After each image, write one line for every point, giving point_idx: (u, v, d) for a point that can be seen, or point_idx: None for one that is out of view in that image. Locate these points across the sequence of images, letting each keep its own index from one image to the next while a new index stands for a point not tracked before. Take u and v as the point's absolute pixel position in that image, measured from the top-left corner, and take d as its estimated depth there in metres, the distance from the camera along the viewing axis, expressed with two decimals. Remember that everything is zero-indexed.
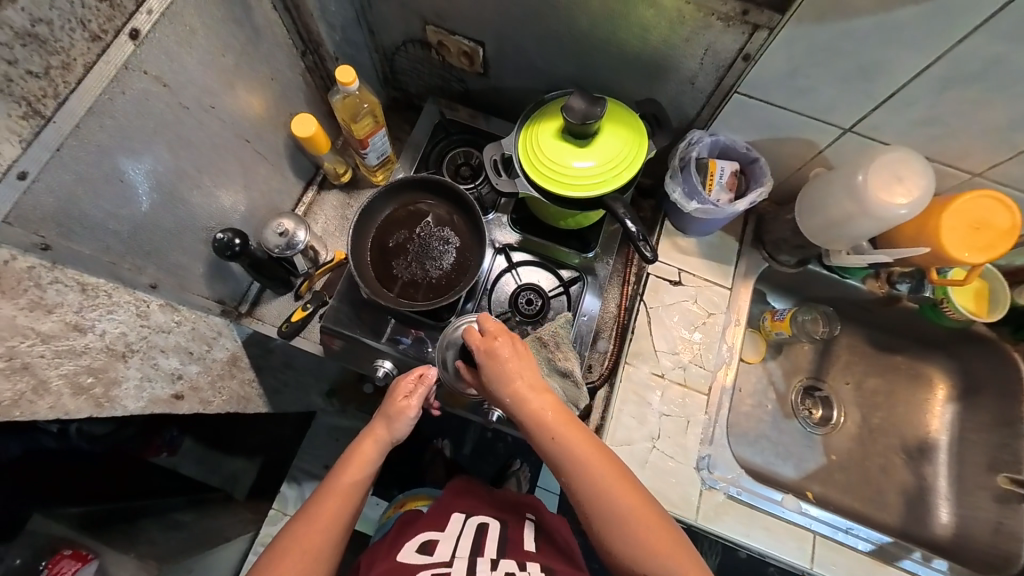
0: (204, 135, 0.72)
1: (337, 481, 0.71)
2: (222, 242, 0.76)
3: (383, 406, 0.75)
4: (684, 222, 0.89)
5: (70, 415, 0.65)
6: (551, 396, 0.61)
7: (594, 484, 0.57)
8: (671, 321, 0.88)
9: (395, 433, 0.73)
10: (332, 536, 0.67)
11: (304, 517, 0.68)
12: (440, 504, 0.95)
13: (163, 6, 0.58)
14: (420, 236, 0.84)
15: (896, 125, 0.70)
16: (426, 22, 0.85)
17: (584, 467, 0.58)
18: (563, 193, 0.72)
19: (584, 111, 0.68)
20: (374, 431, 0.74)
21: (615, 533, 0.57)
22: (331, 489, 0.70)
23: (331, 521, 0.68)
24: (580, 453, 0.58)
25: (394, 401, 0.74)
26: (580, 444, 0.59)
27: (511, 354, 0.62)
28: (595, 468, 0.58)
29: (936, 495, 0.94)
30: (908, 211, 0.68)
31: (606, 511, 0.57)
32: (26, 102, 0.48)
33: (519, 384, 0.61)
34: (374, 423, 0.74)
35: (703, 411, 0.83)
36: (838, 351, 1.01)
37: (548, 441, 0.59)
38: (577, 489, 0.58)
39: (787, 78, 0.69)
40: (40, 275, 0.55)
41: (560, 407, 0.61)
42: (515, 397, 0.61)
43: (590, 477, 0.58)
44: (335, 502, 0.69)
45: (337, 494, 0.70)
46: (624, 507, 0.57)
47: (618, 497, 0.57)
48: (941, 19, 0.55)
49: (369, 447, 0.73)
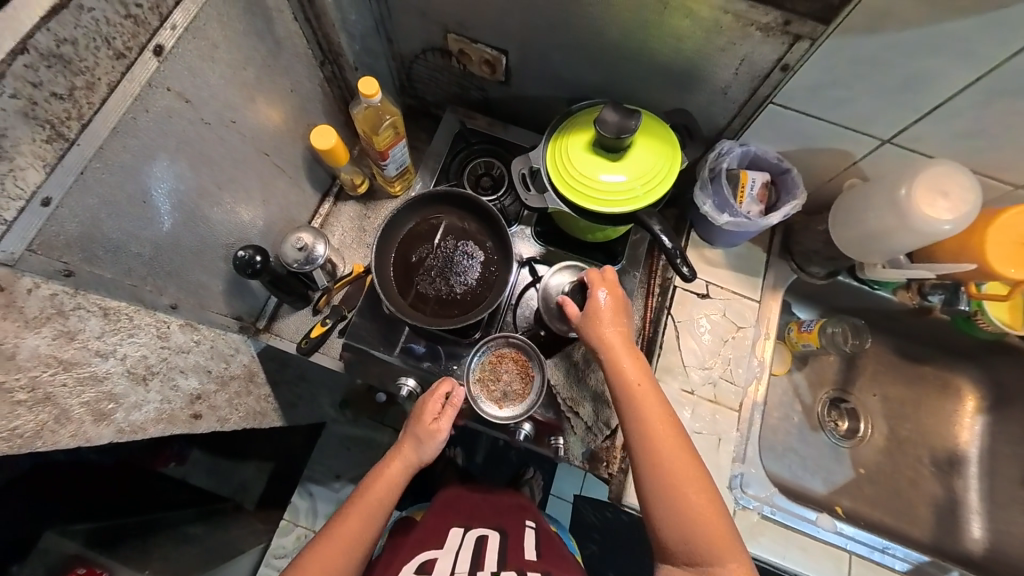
0: (224, 150, 0.70)
1: (359, 503, 0.68)
2: (243, 259, 0.75)
3: (409, 425, 0.73)
4: (711, 233, 0.87)
5: (93, 442, 0.63)
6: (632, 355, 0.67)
7: (663, 445, 0.61)
8: (701, 335, 0.86)
9: (420, 455, 0.71)
10: (351, 559, 0.64)
11: (324, 538, 0.66)
12: (431, 523, 0.91)
13: (186, 20, 0.56)
14: (444, 250, 0.82)
15: (938, 137, 0.67)
16: (447, 30, 0.82)
17: (658, 426, 0.62)
18: (594, 208, 0.70)
19: (617, 124, 0.66)
20: (400, 452, 0.72)
21: (668, 495, 0.59)
22: (353, 510, 0.67)
23: (350, 542, 0.65)
24: (648, 408, 0.64)
25: (422, 419, 0.71)
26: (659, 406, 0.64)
27: (612, 313, 0.70)
28: (670, 429, 0.62)
29: (968, 509, 0.92)
30: (952, 227, 0.67)
31: (666, 471, 0.60)
32: (50, 125, 0.46)
33: (605, 333, 0.69)
34: (400, 444, 0.72)
35: (734, 427, 0.81)
36: (864, 361, 0.99)
37: (632, 394, 0.65)
38: (643, 445, 0.62)
39: (827, 89, 0.66)
40: (63, 302, 0.53)
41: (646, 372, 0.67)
42: (608, 349, 0.68)
43: (661, 437, 0.62)
44: (355, 523, 0.66)
45: (358, 515, 0.67)
46: (683, 473, 0.60)
47: (677, 463, 0.60)
48: (997, 32, 0.53)
49: (394, 468, 0.70)
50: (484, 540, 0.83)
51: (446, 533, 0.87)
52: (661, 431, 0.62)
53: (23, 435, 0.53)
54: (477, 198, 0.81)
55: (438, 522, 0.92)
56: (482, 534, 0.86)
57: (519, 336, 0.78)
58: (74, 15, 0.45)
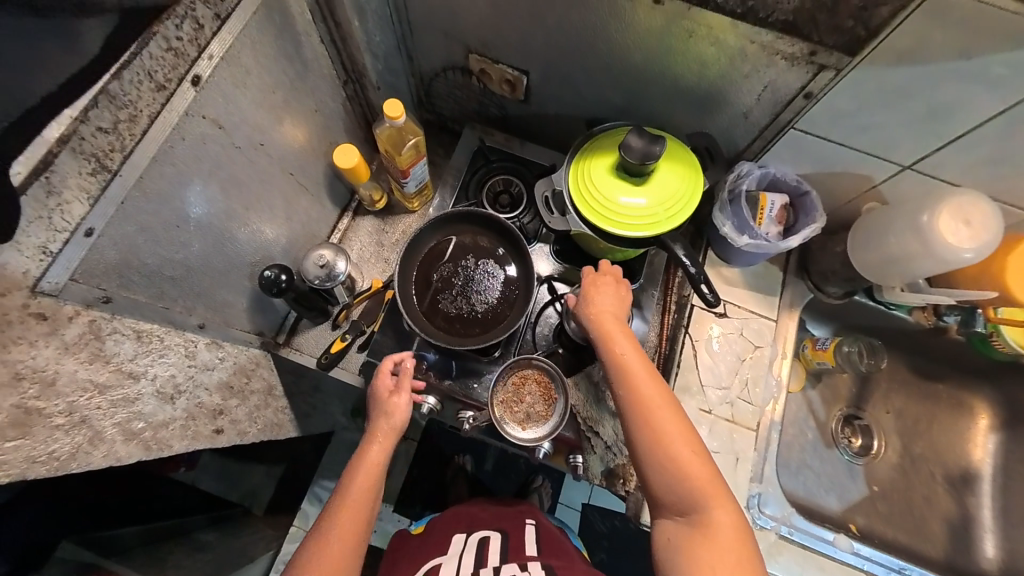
0: (253, 171, 0.71)
1: (349, 486, 0.67)
2: (269, 279, 0.76)
3: (377, 404, 0.73)
4: (729, 252, 0.88)
5: (123, 461, 0.62)
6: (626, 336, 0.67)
7: (654, 415, 0.61)
8: (719, 355, 0.86)
9: (393, 428, 0.71)
10: (354, 542, 0.64)
11: (321, 531, 0.64)
12: (438, 529, 0.94)
13: (222, 49, 0.57)
14: (465, 270, 0.83)
15: (960, 164, 0.68)
16: (470, 50, 0.82)
17: (648, 396, 0.62)
18: (616, 232, 0.71)
19: (642, 150, 0.67)
20: (378, 430, 0.71)
21: (659, 464, 0.60)
22: (344, 494, 0.66)
23: (350, 529, 0.64)
24: (641, 385, 0.63)
25: (383, 396, 0.72)
26: (648, 377, 0.64)
27: (604, 292, 0.72)
28: (659, 398, 0.62)
29: (980, 527, 0.92)
30: (973, 254, 0.69)
31: (658, 440, 0.60)
32: (95, 158, 0.47)
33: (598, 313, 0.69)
34: (377, 420, 0.71)
35: (751, 447, 0.82)
36: (877, 378, 0.99)
37: (621, 366, 0.64)
38: (635, 417, 0.62)
39: (849, 117, 0.67)
40: (101, 327, 0.54)
41: (634, 343, 0.67)
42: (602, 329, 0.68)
43: (652, 406, 0.61)
44: (351, 507, 0.65)
45: (352, 499, 0.66)
46: (675, 440, 0.60)
47: (668, 437, 0.60)
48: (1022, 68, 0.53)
49: (377, 446, 0.70)
50: (485, 547, 0.85)
51: (447, 542, 0.89)
52: (650, 402, 0.62)
53: (59, 458, 0.53)
54: (497, 217, 0.82)
55: (444, 526, 0.94)
56: (483, 538, 0.87)
57: (541, 358, 0.78)
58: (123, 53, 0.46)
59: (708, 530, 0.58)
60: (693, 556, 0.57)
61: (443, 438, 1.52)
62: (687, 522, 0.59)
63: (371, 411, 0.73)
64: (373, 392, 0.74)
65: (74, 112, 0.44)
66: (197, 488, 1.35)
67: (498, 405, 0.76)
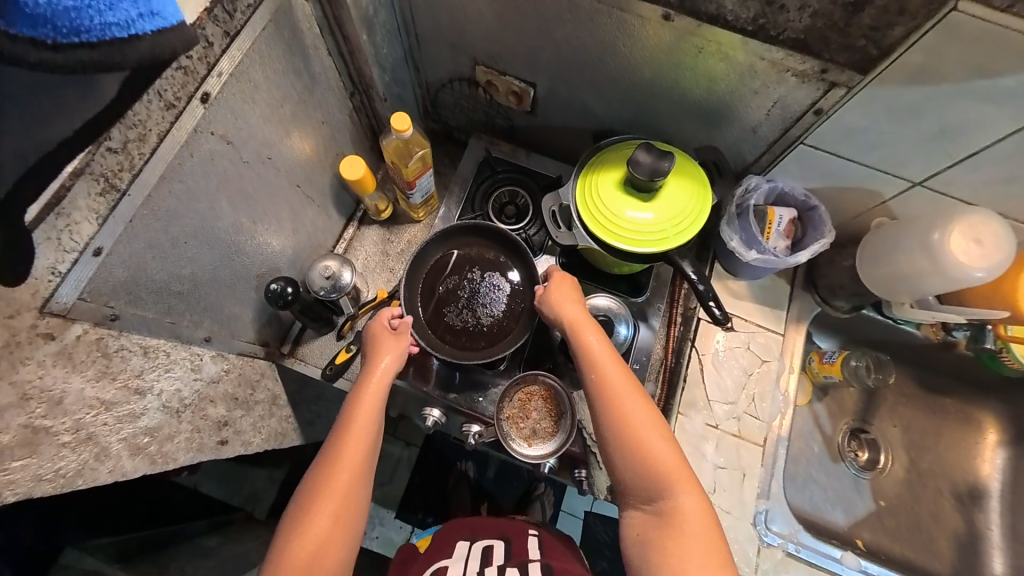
0: (260, 184, 0.71)
1: (349, 424, 0.65)
2: (275, 292, 0.76)
3: (373, 347, 0.72)
4: (737, 266, 0.87)
5: (128, 476, 0.62)
6: (593, 328, 0.68)
7: (622, 402, 0.62)
8: (726, 370, 0.86)
9: (391, 368, 0.69)
10: (360, 476, 0.62)
11: (321, 470, 0.62)
12: (440, 539, 0.94)
13: (231, 66, 0.57)
14: (471, 282, 0.82)
15: (971, 182, 0.67)
16: (477, 62, 0.82)
17: (617, 385, 0.63)
18: (623, 247, 0.71)
19: (651, 166, 0.67)
20: (377, 370, 0.69)
21: (628, 451, 0.60)
22: (344, 433, 0.64)
23: (353, 466, 0.62)
24: (608, 375, 0.64)
25: (382, 338, 0.72)
26: (617, 366, 0.65)
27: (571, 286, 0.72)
28: (626, 386, 0.63)
29: (988, 544, 0.92)
30: (984, 273, 0.68)
31: (626, 428, 0.61)
32: (104, 178, 0.47)
33: (563, 306, 0.70)
34: (375, 361, 0.69)
35: (758, 463, 0.82)
36: (884, 392, 0.98)
37: (590, 356, 0.65)
38: (604, 405, 0.63)
39: (859, 135, 0.67)
40: (108, 345, 0.54)
41: (603, 335, 0.68)
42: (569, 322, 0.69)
43: (620, 394, 0.62)
44: (354, 445, 0.63)
45: (353, 436, 0.64)
46: (644, 427, 0.61)
47: (636, 423, 0.61)
48: None
49: (376, 385, 0.68)
50: (489, 554, 0.86)
51: (451, 548, 0.90)
52: (618, 390, 0.63)
53: (65, 475, 0.53)
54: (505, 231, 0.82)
55: (446, 537, 0.95)
56: (486, 546, 0.88)
57: (547, 376, 0.78)
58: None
59: (676, 518, 0.57)
60: (661, 547, 0.57)
61: (443, 444, 1.52)
62: (654, 510, 0.59)
63: (365, 355, 0.72)
64: (369, 337, 0.73)
65: None
66: (200, 493, 1.35)
67: (505, 421, 0.76)
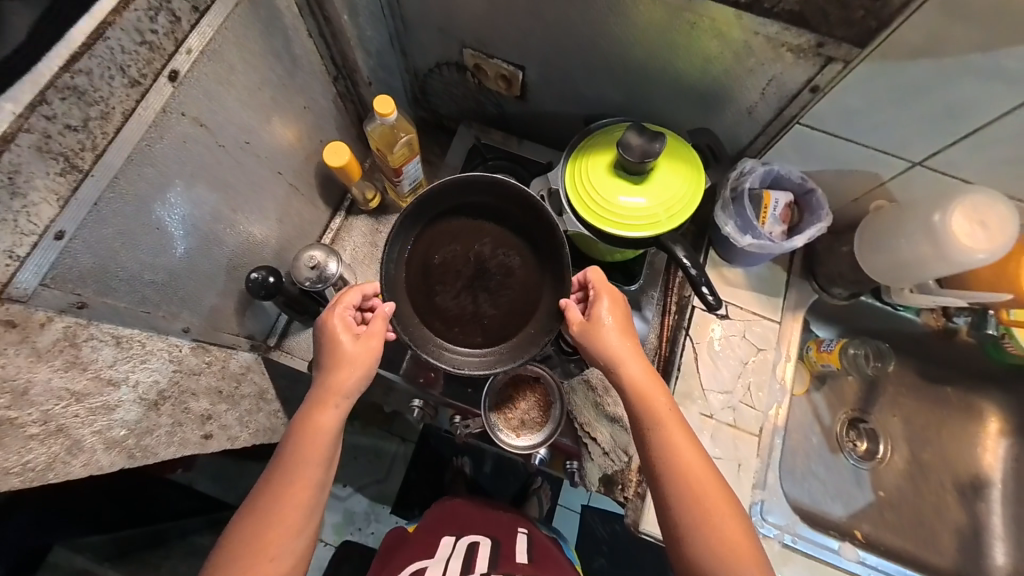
0: (240, 172, 0.69)
1: (303, 442, 0.61)
2: (256, 281, 0.74)
3: (335, 350, 0.65)
4: (732, 254, 0.85)
5: (105, 471, 0.60)
6: (654, 378, 0.62)
7: (685, 464, 0.58)
8: (721, 358, 0.83)
9: (354, 382, 0.64)
10: (312, 492, 0.60)
11: (274, 486, 0.60)
12: (426, 533, 0.95)
13: (202, 43, 0.55)
14: (475, 262, 0.76)
15: (973, 162, 0.65)
16: (464, 46, 0.80)
17: (679, 445, 0.59)
18: (614, 232, 0.68)
19: (642, 147, 0.65)
20: (338, 381, 0.63)
21: (692, 519, 0.57)
22: (300, 459, 0.60)
23: (307, 494, 0.60)
24: (678, 440, 0.59)
25: (345, 339, 0.65)
26: (676, 420, 0.60)
27: (617, 317, 0.66)
28: (689, 445, 0.59)
29: (990, 535, 0.89)
30: (987, 256, 0.66)
31: (695, 497, 0.57)
32: (64, 158, 0.45)
33: (620, 351, 0.63)
34: (339, 375, 0.63)
35: (754, 454, 0.79)
36: (885, 383, 0.96)
37: (649, 409, 0.60)
38: (674, 474, 0.58)
39: (857, 114, 0.64)
40: (76, 334, 0.52)
41: (660, 381, 0.63)
42: (626, 370, 0.62)
43: (682, 456, 0.58)
44: (309, 472, 0.60)
45: (309, 458, 0.60)
46: (715, 498, 0.57)
47: (707, 493, 0.57)
48: None
49: (337, 403, 0.63)
50: (473, 552, 0.85)
51: (436, 545, 0.90)
52: (681, 449, 0.59)
53: (35, 469, 0.51)
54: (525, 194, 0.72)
55: (433, 531, 0.96)
56: (471, 545, 0.88)
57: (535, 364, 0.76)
58: (80, 48, 0.43)
59: None
60: None
61: (439, 440, 1.50)
62: None
63: (327, 358, 0.65)
64: (327, 334, 0.66)
65: (19, 108, 0.41)
66: (194, 491, 1.31)
67: (493, 412, 0.77)
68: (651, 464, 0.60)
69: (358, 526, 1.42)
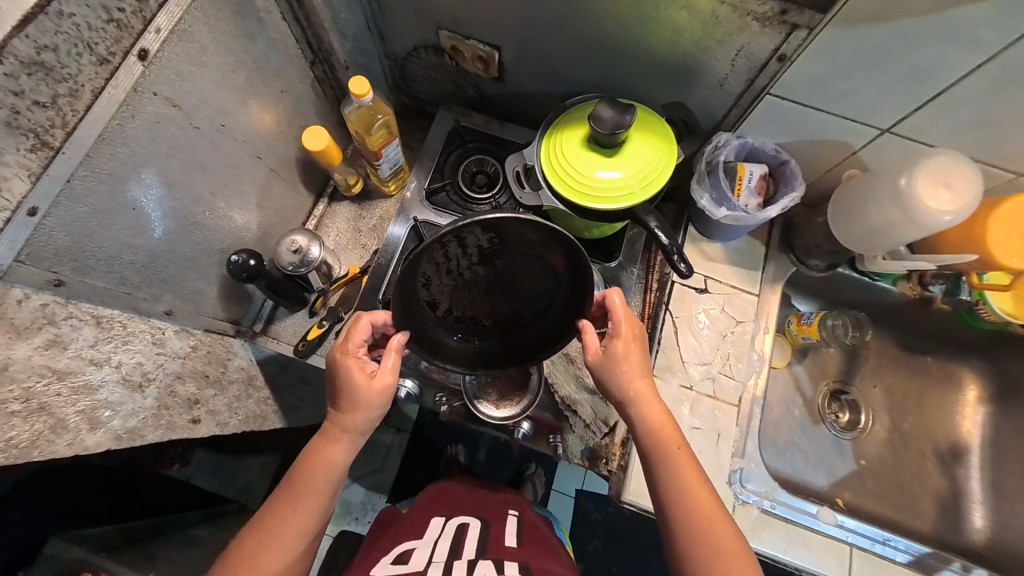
0: (218, 154, 0.70)
1: (308, 471, 0.65)
2: (237, 264, 0.75)
3: (351, 387, 0.66)
4: (711, 228, 0.86)
5: (90, 450, 0.61)
6: (661, 408, 0.66)
7: (696, 499, 0.62)
8: (701, 331, 0.84)
9: (365, 421, 0.66)
10: (311, 520, 0.64)
11: (278, 507, 0.64)
12: (416, 515, 0.96)
13: (171, 23, 0.56)
14: (490, 271, 0.63)
15: (939, 127, 0.66)
16: (440, 28, 0.80)
17: (690, 481, 0.63)
18: (590, 205, 0.69)
19: (614, 120, 0.65)
20: (347, 420, 0.66)
21: (705, 554, 0.60)
22: (304, 488, 0.64)
23: (305, 520, 0.64)
24: (680, 464, 0.64)
25: (360, 382, 0.65)
26: (688, 458, 0.64)
27: (636, 350, 0.67)
28: (699, 481, 0.63)
29: (970, 499, 0.91)
30: (953, 217, 0.67)
31: (696, 519, 0.61)
32: (34, 134, 0.46)
33: (637, 382, 0.67)
34: (348, 415, 0.66)
35: (733, 423, 0.80)
36: (866, 353, 0.97)
37: (662, 446, 0.64)
38: (675, 496, 0.63)
39: (824, 82, 0.65)
40: (54, 312, 0.52)
41: (671, 420, 0.67)
42: (638, 402, 0.66)
43: (694, 492, 0.63)
44: (313, 498, 0.65)
45: (311, 487, 0.65)
46: (712, 518, 0.61)
47: (705, 511, 0.61)
48: (1008, 14, 0.51)
49: (344, 441, 0.66)
50: (462, 535, 0.86)
51: (425, 526, 0.91)
52: (691, 485, 0.63)
53: (18, 446, 0.52)
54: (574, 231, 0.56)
55: (423, 513, 0.96)
56: (460, 527, 0.89)
57: None
58: (32, 9, 0.42)
59: None
60: None
61: (433, 429, 1.51)
62: None
63: (341, 394, 0.66)
64: (343, 372, 0.66)
65: None
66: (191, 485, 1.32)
67: (474, 386, 0.78)
68: (655, 489, 0.65)
69: (354, 515, 1.43)
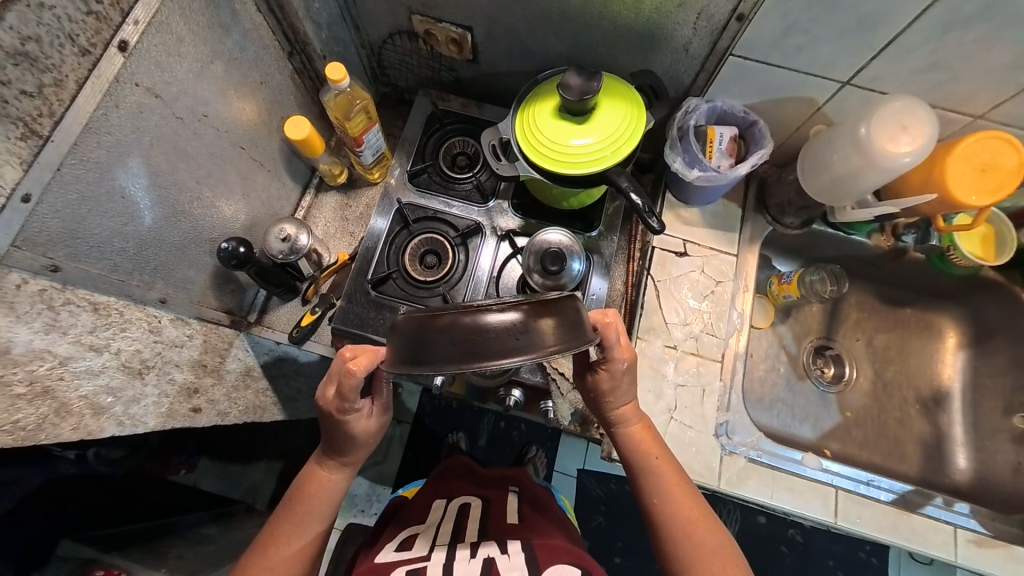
0: (201, 145, 0.72)
1: (313, 496, 0.68)
2: (227, 251, 0.77)
3: (348, 433, 0.67)
4: (688, 192, 0.88)
5: (94, 435, 0.63)
6: (644, 427, 0.71)
7: (677, 505, 0.65)
8: (681, 293, 0.86)
9: (365, 454, 0.71)
10: (317, 546, 0.67)
11: (283, 522, 0.67)
12: (422, 496, 0.99)
13: (148, 15, 0.58)
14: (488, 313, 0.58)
15: (895, 75, 0.69)
16: (413, 12, 0.82)
17: (672, 488, 0.67)
18: (566, 172, 0.71)
19: (581, 87, 0.68)
20: (350, 458, 0.70)
21: (691, 556, 0.62)
22: (309, 511, 0.67)
23: (312, 538, 0.67)
24: (663, 473, 0.68)
25: (360, 429, 0.67)
26: (670, 468, 0.68)
27: (624, 380, 0.68)
28: (680, 485, 0.67)
29: (953, 442, 0.94)
30: (913, 159, 0.70)
31: (682, 529, 0.64)
32: (23, 123, 0.48)
33: (620, 407, 0.70)
34: (353, 452, 0.69)
35: (718, 378, 0.83)
36: (846, 309, 1.00)
37: (643, 457, 0.69)
38: (661, 507, 0.66)
39: (782, 40, 0.67)
40: (52, 297, 0.54)
41: (653, 432, 0.71)
42: (621, 424, 0.70)
43: (676, 498, 0.66)
44: (316, 519, 0.67)
45: (315, 510, 0.68)
46: (698, 525, 0.64)
47: (691, 517, 0.64)
48: None
49: (345, 470, 0.71)
50: (463, 516, 0.88)
51: (428, 510, 0.93)
52: (673, 490, 0.67)
53: (25, 428, 0.54)
54: (581, 344, 0.54)
55: (428, 495, 0.99)
56: (462, 508, 0.91)
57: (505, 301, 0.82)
58: None
59: None
60: None
61: (433, 417, 1.53)
62: None
63: (340, 439, 0.68)
64: (342, 424, 0.66)
65: None
66: (199, 489, 1.35)
67: None
68: (642, 502, 0.68)
69: (360, 507, 1.43)
